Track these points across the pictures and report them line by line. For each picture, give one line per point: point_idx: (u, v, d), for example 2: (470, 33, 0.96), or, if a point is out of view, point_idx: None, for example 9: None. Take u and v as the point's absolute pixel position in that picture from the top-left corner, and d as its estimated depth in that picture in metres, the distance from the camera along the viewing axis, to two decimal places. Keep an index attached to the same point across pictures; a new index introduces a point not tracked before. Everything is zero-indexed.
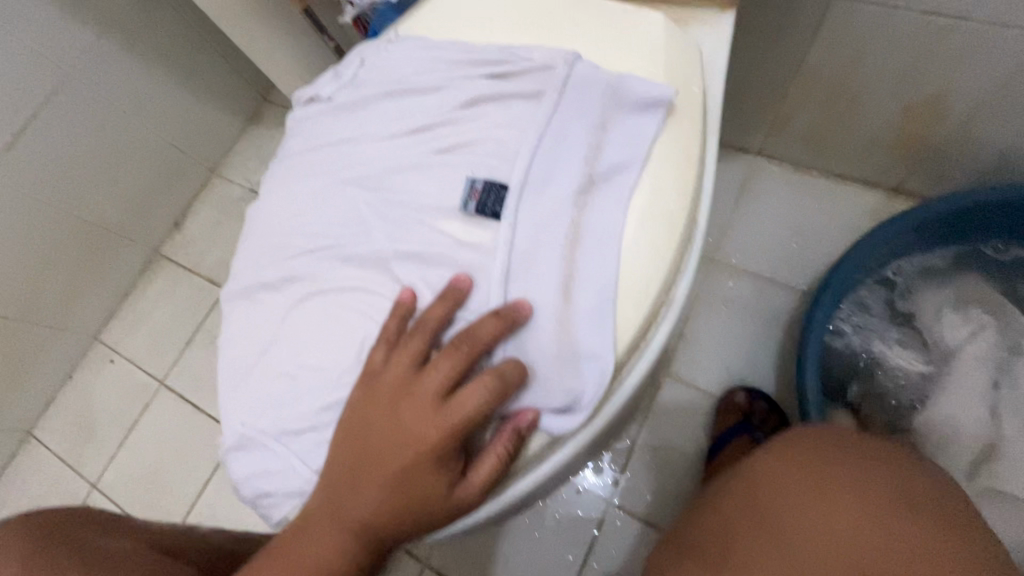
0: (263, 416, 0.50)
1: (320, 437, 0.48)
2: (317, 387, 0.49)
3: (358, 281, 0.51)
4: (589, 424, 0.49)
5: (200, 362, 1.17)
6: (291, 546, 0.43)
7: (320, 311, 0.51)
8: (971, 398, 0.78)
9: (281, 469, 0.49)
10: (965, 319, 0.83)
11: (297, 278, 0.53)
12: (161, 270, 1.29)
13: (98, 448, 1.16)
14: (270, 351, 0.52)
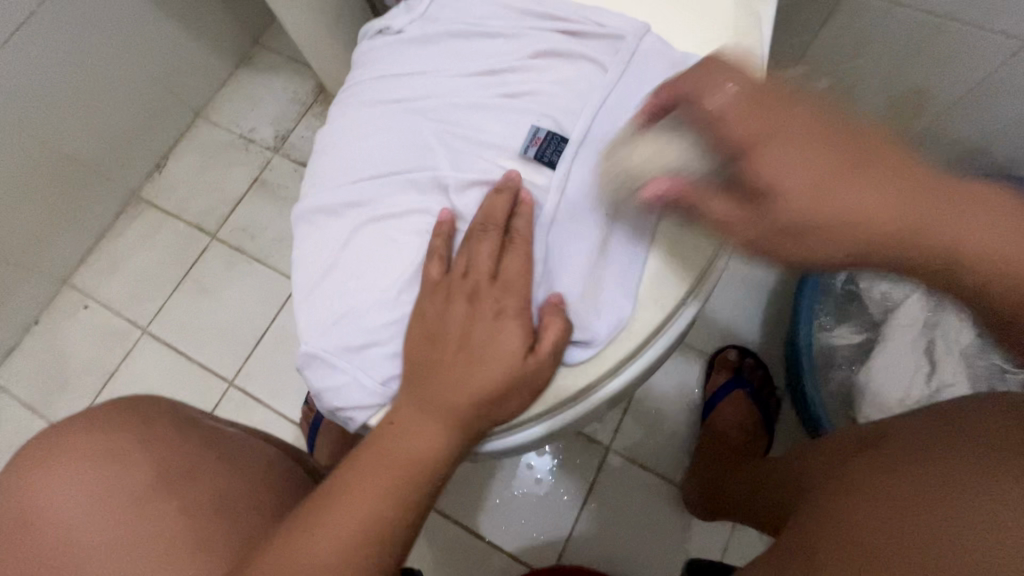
0: (325, 332, 0.48)
1: (385, 350, 0.47)
2: (382, 302, 0.48)
3: (423, 205, 0.51)
4: (673, 319, 0.51)
5: (187, 310, 1.13)
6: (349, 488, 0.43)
7: (384, 234, 0.51)
8: (905, 363, 0.80)
9: (348, 382, 0.47)
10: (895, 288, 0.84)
11: (360, 202, 0.52)
12: (140, 213, 1.22)
13: (72, 396, 1.09)
14: (331, 270, 0.51)
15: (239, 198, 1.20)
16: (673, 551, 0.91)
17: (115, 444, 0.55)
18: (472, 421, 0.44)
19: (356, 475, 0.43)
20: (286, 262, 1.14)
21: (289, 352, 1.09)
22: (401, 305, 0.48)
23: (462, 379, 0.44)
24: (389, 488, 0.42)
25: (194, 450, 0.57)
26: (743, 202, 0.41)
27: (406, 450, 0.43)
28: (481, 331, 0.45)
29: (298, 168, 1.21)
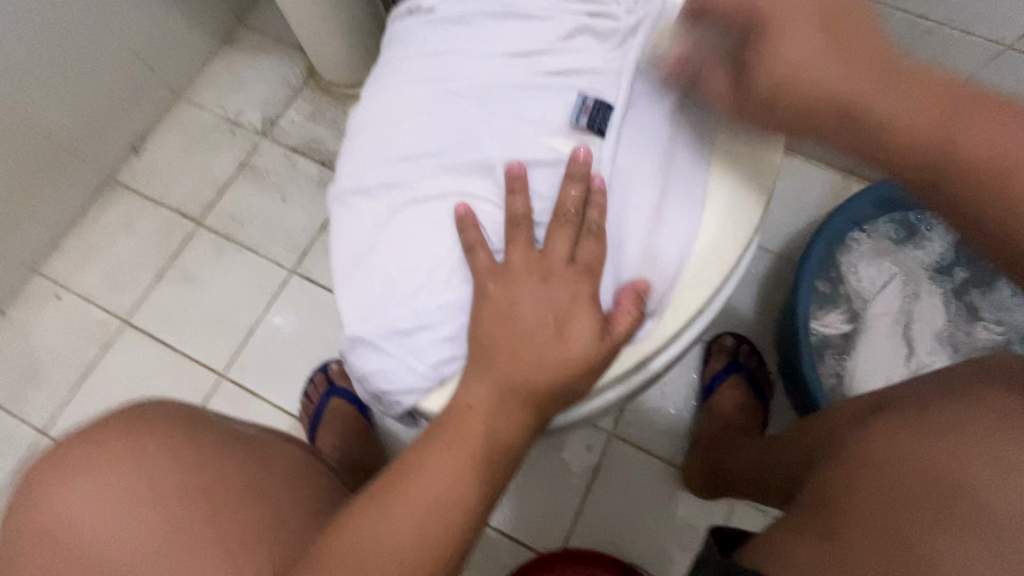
0: (371, 317, 0.48)
1: (436, 334, 0.47)
2: (430, 286, 0.48)
3: (464, 188, 0.51)
4: (719, 295, 0.53)
5: (172, 300, 1.08)
6: (407, 488, 0.42)
7: (427, 215, 0.50)
8: (885, 343, 0.90)
9: (397, 366, 0.47)
10: (878, 269, 0.93)
11: (398, 185, 0.51)
12: (117, 198, 1.15)
13: (47, 390, 1.03)
14: (372, 252, 0.50)
15: (225, 184, 1.15)
16: (672, 531, 0.94)
17: (141, 451, 0.54)
18: (541, 407, 0.45)
19: (428, 460, 0.43)
20: (278, 250, 1.10)
21: (284, 343, 1.05)
22: (452, 288, 0.48)
23: (536, 365, 0.45)
24: (466, 474, 0.42)
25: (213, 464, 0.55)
26: (733, 76, 0.49)
27: (482, 436, 0.43)
28: (554, 315, 0.46)
29: (289, 153, 1.17)
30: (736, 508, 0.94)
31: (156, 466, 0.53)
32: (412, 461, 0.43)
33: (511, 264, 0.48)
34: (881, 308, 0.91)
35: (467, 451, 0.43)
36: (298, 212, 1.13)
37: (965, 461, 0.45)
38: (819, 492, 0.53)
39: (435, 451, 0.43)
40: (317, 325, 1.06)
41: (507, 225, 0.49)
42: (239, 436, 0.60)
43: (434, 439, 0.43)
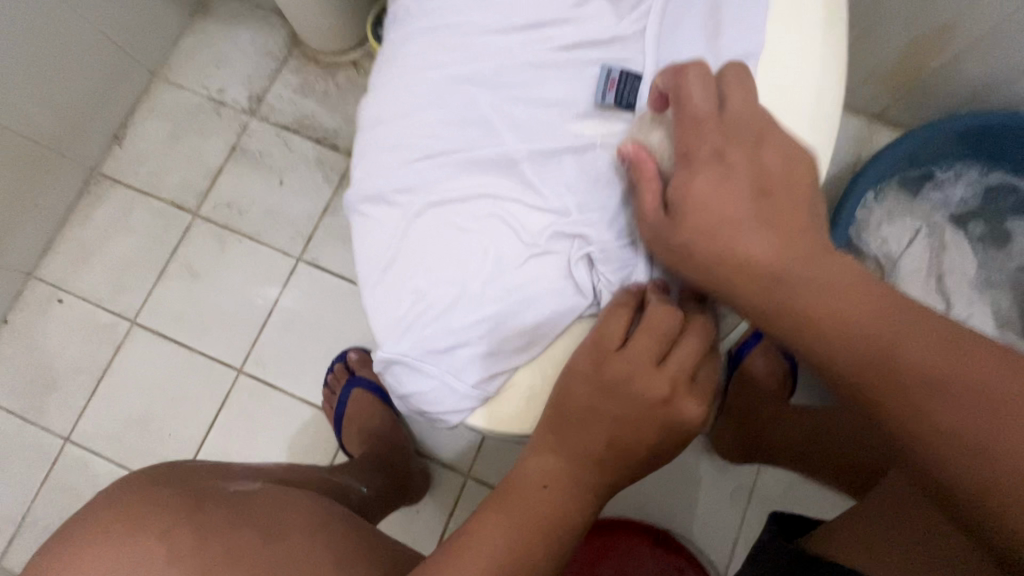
0: (404, 337, 0.46)
1: (476, 352, 0.44)
2: (468, 304, 0.45)
3: (489, 190, 0.46)
4: None
5: (179, 296, 1.05)
6: (477, 546, 0.41)
7: (456, 223, 0.46)
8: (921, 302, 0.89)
9: (438, 385, 0.45)
10: (901, 227, 0.92)
11: (414, 189, 0.47)
12: (105, 192, 1.09)
13: (65, 397, 1.02)
14: (400, 266, 0.47)
15: (218, 171, 1.09)
16: (705, 498, 0.93)
17: (144, 512, 0.47)
18: (618, 464, 0.42)
19: (492, 528, 0.41)
20: (282, 238, 1.06)
21: (300, 333, 1.03)
22: (490, 302, 0.45)
23: (608, 412, 0.42)
24: (536, 546, 0.41)
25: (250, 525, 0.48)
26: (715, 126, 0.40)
27: (552, 513, 0.42)
28: (611, 336, 0.42)
29: (281, 132, 1.10)
30: (767, 470, 0.92)
31: (164, 520, 0.46)
32: (478, 528, 0.42)
33: (548, 273, 0.45)
34: (909, 264, 0.91)
35: (539, 524, 0.41)
36: (299, 196, 1.07)
37: None
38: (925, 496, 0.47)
39: (502, 519, 0.42)
40: (330, 313, 1.03)
41: (544, 228, 0.45)
42: (249, 496, 0.52)
43: (501, 505, 0.43)
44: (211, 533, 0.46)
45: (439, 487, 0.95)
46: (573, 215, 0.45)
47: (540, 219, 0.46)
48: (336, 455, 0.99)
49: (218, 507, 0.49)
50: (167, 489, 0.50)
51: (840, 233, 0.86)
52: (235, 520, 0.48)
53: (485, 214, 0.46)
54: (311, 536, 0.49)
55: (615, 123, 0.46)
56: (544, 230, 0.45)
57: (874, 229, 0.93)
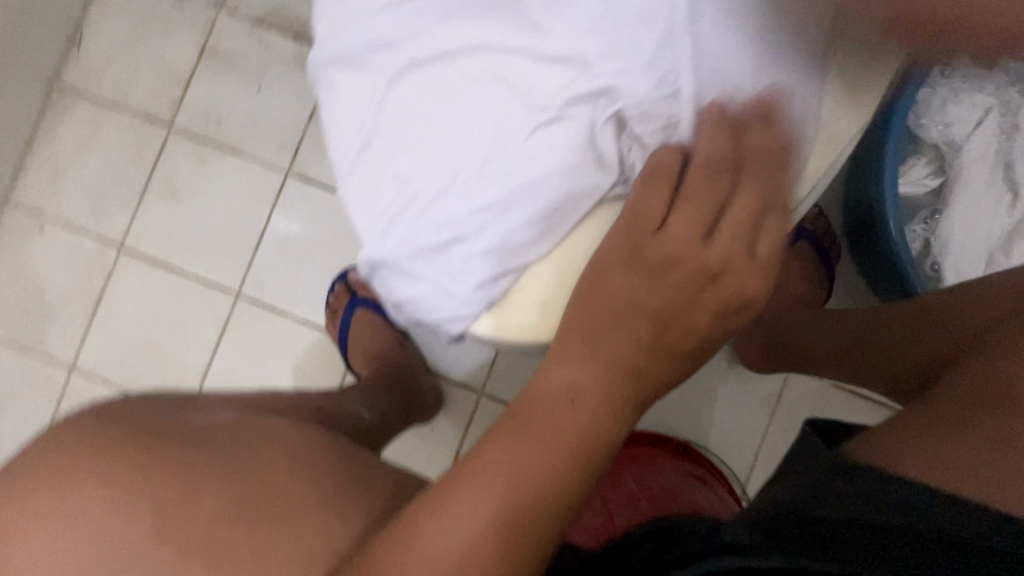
0: (389, 236, 0.41)
1: (474, 246, 0.40)
2: (460, 189, 0.40)
3: (480, 45, 0.40)
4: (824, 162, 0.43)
5: (164, 217, 0.98)
6: (499, 458, 0.37)
7: (442, 88, 0.41)
8: (984, 194, 0.79)
9: (432, 288, 0.41)
10: (971, 106, 0.79)
11: (391, 48, 0.41)
12: (70, 106, 0.99)
13: (63, 327, 0.98)
14: (383, 149, 0.42)
15: (188, 77, 0.98)
16: (726, 409, 0.89)
17: (110, 436, 0.45)
18: (660, 358, 0.39)
19: (507, 453, 0.37)
20: (267, 149, 0.96)
21: (296, 254, 0.96)
22: (491, 187, 0.40)
23: (655, 300, 0.38)
24: (556, 474, 0.36)
25: (211, 466, 0.44)
26: None
27: (581, 425, 0.37)
28: (650, 209, 0.38)
29: (253, 28, 0.97)
30: (793, 379, 0.87)
31: (126, 447, 0.44)
32: (488, 453, 0.37)
33: (559, 150, 0.40)
34: (976, 149, 0.79)
35: (557, 447, 0.37)
36: (280, 103, 0.96)
37: None
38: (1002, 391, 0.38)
39: (516, 442, 0.37)
40: (327, 231, 0.96)
41: (558, 89, 0.39)
42: (231, 424, 0.49)
43: (515, 428, 0.38)
44: (166, 482, 0.43)
45: (452, 404, 0.92)
46: (595, 70, 0.39)
47: (556, 75, 0.39)
48: (344, 377, 0.95)
49: (181, 445, 0.45)
50: (129, 422, 0.47)
51: (902, 115, 0.73)
52: (198, 459, 0.45)
53: (485, 79, 0.40)
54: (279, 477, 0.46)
55: None
56: (553, 96, 0.39)
57: (938, 108, 0.79)
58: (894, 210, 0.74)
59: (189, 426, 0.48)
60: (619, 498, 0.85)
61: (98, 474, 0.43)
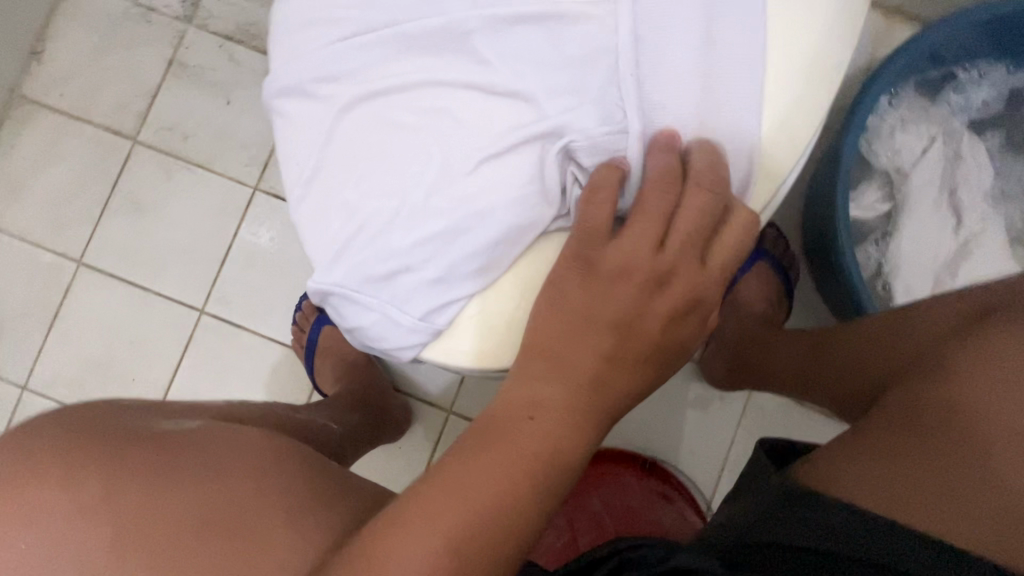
0: (337, 266, 0.42)
1: (420, 277, 0.41)
2: (407, 219, 0.41)
3: (428, 75, 0.41)
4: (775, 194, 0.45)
5: (126, 232, 0.96)
6: (457, 478, 0.36)
7: (391, 118, 0.42)
8: (931, 218, 0.83)
9: (379, 314, 0.42)
10: (916, 135, 0.83)
11: (340, 77, 0.42)
12: (29, 117, 0.97)
13: (16, 344, 0.95)
14: (334, 177, 0.43)
15: (154, 90, 0.97)
16: (693, 427, 0.90)
17: (32, 458, 0.41)
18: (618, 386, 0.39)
19: (462, 476, 0.36)
20: (234, 165, 0.96)
21: (263, 270, 0.95)
22: (435, 218, 0.40)
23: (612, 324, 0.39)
24: (510, 498, 0.36)
25: (179, 470, 0.42)
26: None
27: (542, 447, 0.37)
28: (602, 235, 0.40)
29: (222, 44, 0.96)
30: (756, 399, 0.89)
31: (68, 463, 0.40)
32: (447, 470, 0.37)
33: (503, 180, 0.40)
34: (921, 176, 0.83)
35: (516, 464, 0.37)
36: (248, 118, 0.96)
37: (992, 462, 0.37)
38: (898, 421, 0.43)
39: (476, 462, 0.37)
40: (295, 246, 0.95)
41: (502, 120, 0.41)
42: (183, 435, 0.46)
43: (475, 446, 0.38)
44: (137, 478, 0.41)
45: (421, 423, 0.91)
46: (534, 105, 0.41)
47: (500, 106, 0.41)
48: (311, 395, 0.94)
49: (148, 447, 0.43)
50: (84, 427, 0.44)
51: (853, 140, 0.76)
52: (167, 461, 0.42)
53: (433, 109, 0.41)
54: (252, 477, 0.43)
55: None
56: (498, 126, 0.41)
57: (886, 137, 0.84)
58: (847, 231, 0.77)
59: (127, 438, 0.43)
60: (584, 518, 0.87)
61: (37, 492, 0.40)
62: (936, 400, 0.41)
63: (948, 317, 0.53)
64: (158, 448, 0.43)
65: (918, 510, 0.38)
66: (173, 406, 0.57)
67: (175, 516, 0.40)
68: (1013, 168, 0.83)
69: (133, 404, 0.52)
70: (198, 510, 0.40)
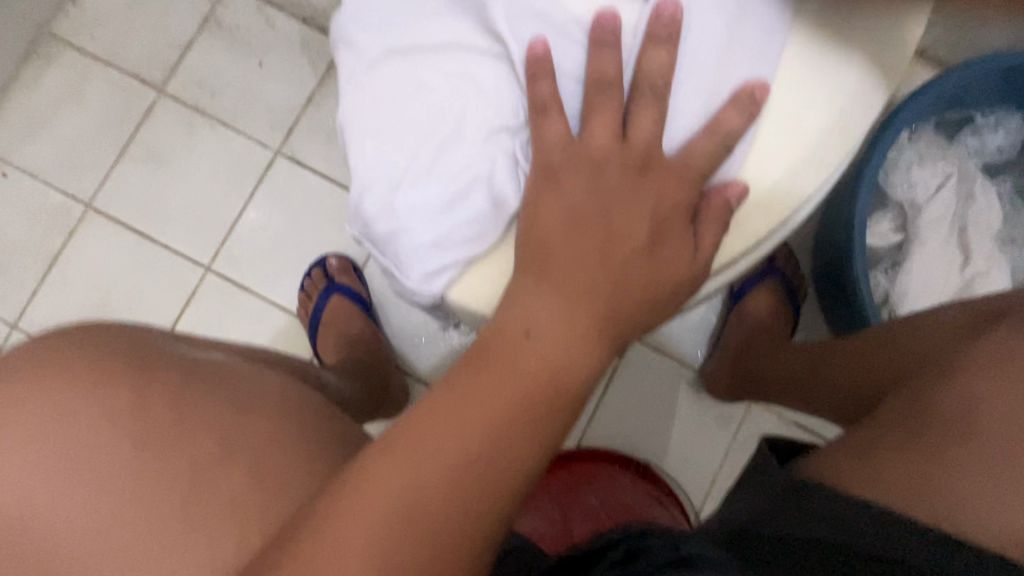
0: (373, 208, 0.40)
1: (452, 222, 0.40)
2: (441, 168, 0.40)
3: (467, 35, 0.41)
4: (818, 192, 0.43)
5: (140, 181, 0.94)
6: (455, 405, 0.36)
7: (433, 68, 0.40)
8: (940, 254, 0.85)
9: (412, 256, 0.40)
10: (932, 171, 0.86)
11: (389, 26, 0.41)
12: (55, 56, 0.96)
13: (13, 283, 0.93)
14: (378, 119, 0.41)
15: (187, 44, 0.96)
16: (689, 436, 0.91)
17: (61, 368, 0.44)
18: None
19: (456, 412, 0.35)
20: (258, 125, 0.95)
21: (276, 234, 0.94)
22: (441, 181, 0.40)
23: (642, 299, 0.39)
24: (503, 423, 0.35)
25: (198, 387, 0.47)
26: None
27: (536, 369, 0.36)
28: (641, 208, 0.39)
29: (261, 5, 0.96)
30: (753, 412, 0.90)
31: (105, 375, 0.44)
32: (447, 402, 0.36)
33: (543, 142, 0.40)
34: (934, 210, 0.85)
35: (514, 393, 0.36)
36: (278, 81, 0.95)
37: (991, 457, 0.37)
38: (906, 411, 0.44)
39: (472, 390, 0.36)
40: (309, 213, 0.94)
41: (526, 74, 0.40)
42: (207, 366, 0.50)
43: (474, 375, 0.36)
44: (159, 396, 0.45)
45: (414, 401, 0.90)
46: (571, 81, 0.41)
47: (521, 77, 0.40)
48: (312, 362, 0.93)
49: (173, 368, 0.47)
50: (112, 347, 0.47)
51: (874, 167, 0.78)
52: (185, 383, 0.46)
53: (457, 73, 0.40)
54: (261, 412, 0.47)
55: (618, 1, 0.41)
56: (540, 86, 0.39)
57: (904, 169, 0.87)
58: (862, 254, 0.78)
59: (145, 366, 0.46)
60: (580, 511, 0.86)
61: (72, 396, 0.43)
62: (946, 389, 0.42)
63: (952, 322, 0.54)
64: (178, 371, 0.47)
65: (898, 495, 0.39)
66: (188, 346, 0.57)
67: (173, 444, 0.43)
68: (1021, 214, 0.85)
69: (156, 336, 0.55)
70: (208, 438, 0.44)
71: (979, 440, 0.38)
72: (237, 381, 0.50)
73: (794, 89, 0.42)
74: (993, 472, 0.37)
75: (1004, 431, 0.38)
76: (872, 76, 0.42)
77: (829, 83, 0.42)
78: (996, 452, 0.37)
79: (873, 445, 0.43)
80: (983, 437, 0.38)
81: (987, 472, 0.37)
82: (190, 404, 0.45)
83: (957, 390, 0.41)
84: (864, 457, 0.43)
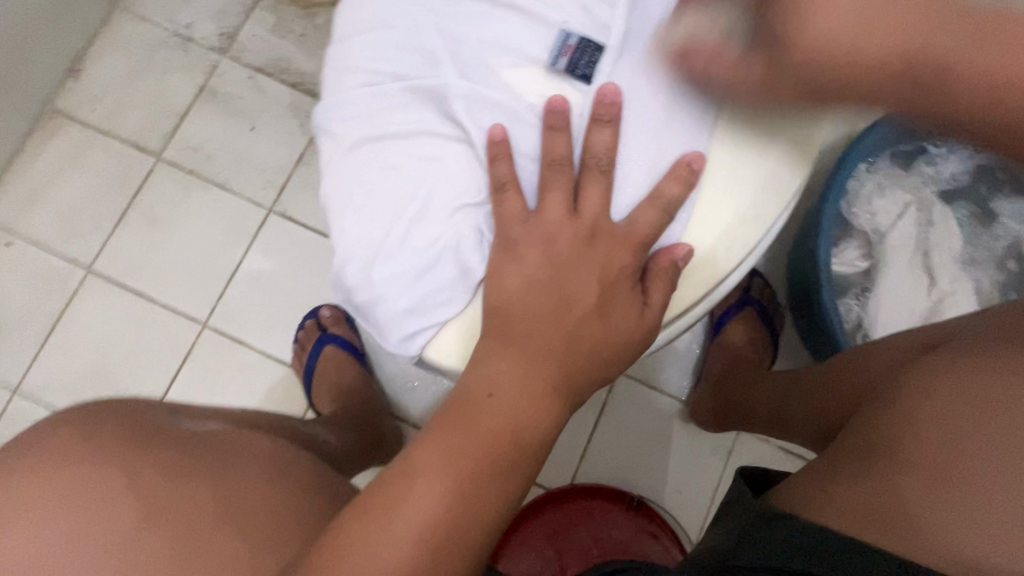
0: (353, 279, 0.44)
1: (425, 288, 0.43)
2: (414, 240, 0.43)
3: (432, 121, 0.45)
4: (757, 244, 0.48)
5: (138, 244, 0.98)
6: (432, 460, 0.39)
7: (404, 150, 0.45)
8: (905, 279, 0.89)
9: (391, 321, 0.44)
10: (892, 200, 0.90)
11: (364, 113, 0.46)
12: (57, 130, 1.01)
13: (15, 348, 0.95)
14: (355, 197, 0.45)
15: (182, 114, 1.02)
16: (677, 468, 0.92)
17: (63, 446, 0.47)
18: None
19: (432, 467, 0.38)
20: (251, 186, 1.00)
21: (269, 289, 0.98)
22: (414, 252, 0.43)
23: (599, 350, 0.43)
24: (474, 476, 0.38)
25: (191, 458, 0.49)
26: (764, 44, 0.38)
27: (504, 422, 0.40)
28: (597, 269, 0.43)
29: (251, 74, 1.03)
30: (738, 441, 0.92)
31: (104, 449, 0.47)
32: (425, 457, 0.39)
33: (505, 215, 0.44)
34: (897, 238, 0.90)
35: (486, 445, 0.39)
36: (269, 143, 1.01)
37: (940, 482, 0.39)
38: (867, 441, 0.47)
39: (449, 445, 0.39)
40: (301, 267, 0.98)
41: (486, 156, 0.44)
42: (201, 435, 0.53)
43: (449, 431, 0.40)
44: (155, 468, 0.47)
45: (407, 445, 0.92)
46: (528, 158, 0.45)
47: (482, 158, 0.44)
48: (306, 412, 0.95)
49: (169, 439, 0.50)
50: (110, 421, 0.50)
51: (833, 202, 0.83)
52: (181, 454, 0.49)
53: (425, 155, 0.45)
54: (254, 478, 0.50)
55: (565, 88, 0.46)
56: (499, 166, 0.43)
57: (866, 200, 0.91)
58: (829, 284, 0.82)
59: (143, 436, 0.49)
60: (574, 549, 0.86)
61: (72, 473, 0.45)
62: (899, 420, 0.45)
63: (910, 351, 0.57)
64: (173, 443, 0.50)
65: (857, 523, 0.42)
66: (183, 410, 0.59)
67: (168, 515, 0.45)
68: (980, 237, 0.89)
69: (153, 402, 0.58)
70: (202, 506, 0.46)
71: (928, 467, 0.41)
72: (231, 444, 0.53)
73: (725, 157, 0.46)
74: (943, 497, 0.39)
75: (951, 457, 0.40)
76: (797, 139, 0.47)
77: (759, 149, 0.47)
78: (943, 477, 0.40)
79: (838, 475, 0.46)
80: (932, 465, 0.41)
81: (937, 497, 0.39)
82: (185, 474, 0.48)
83: (908, 420, 0.44)
84: (830, 488, 0.46)
